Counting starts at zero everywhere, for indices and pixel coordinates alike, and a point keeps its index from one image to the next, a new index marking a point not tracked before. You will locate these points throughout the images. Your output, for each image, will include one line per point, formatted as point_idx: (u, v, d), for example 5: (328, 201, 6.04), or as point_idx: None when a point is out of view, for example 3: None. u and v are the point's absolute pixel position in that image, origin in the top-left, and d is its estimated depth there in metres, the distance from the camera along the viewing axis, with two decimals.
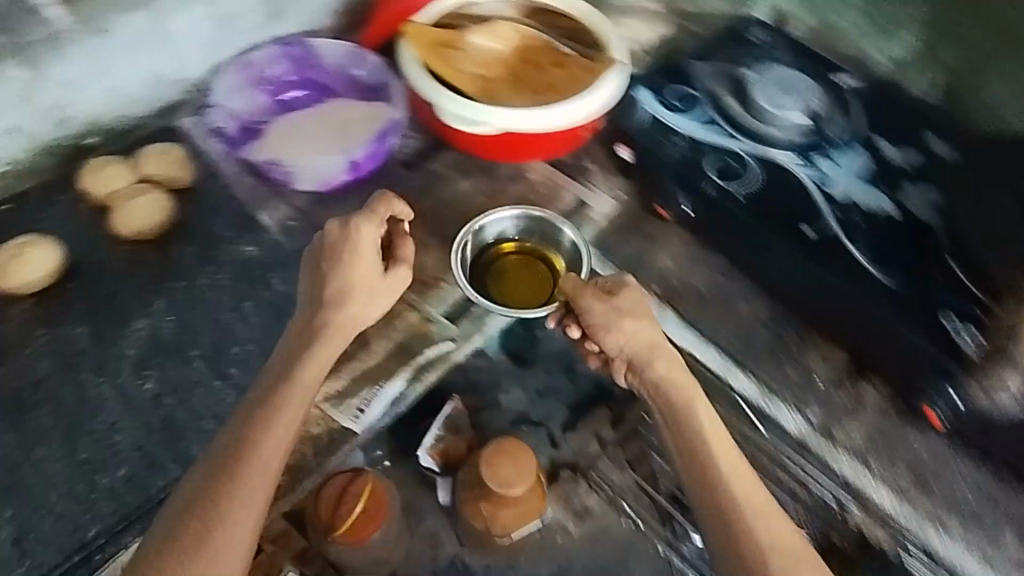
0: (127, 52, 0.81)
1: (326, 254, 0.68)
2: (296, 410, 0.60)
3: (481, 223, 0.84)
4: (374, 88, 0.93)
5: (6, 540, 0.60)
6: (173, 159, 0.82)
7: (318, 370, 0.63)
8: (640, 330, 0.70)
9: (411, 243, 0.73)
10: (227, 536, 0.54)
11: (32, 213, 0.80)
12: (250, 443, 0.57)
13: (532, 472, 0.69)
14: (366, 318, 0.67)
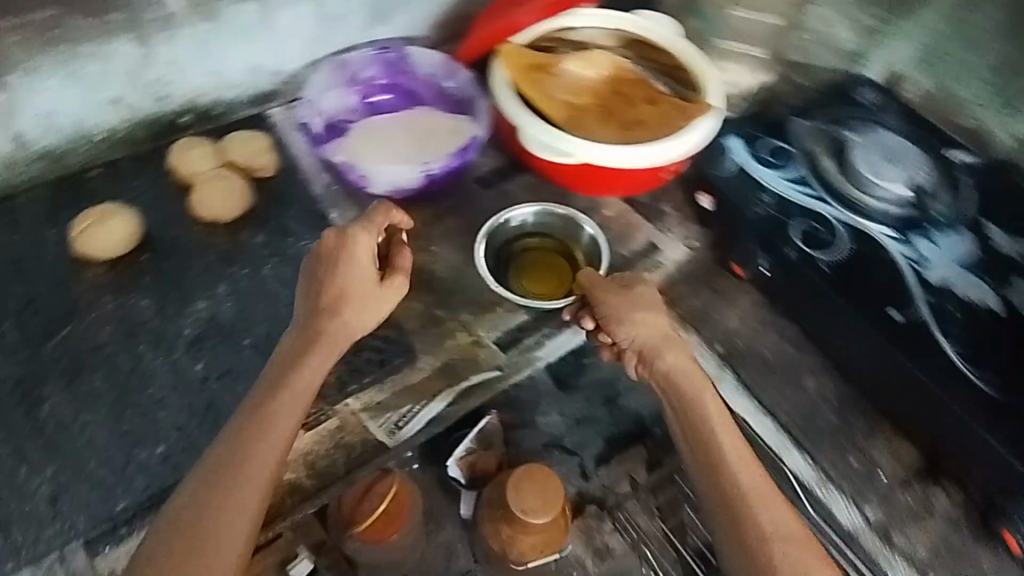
0: (231, 40, 0.83)
1: (322, 261, 0.66)
2: (292, 408, 0.59)
3: (507, 215, 0.84)
4: (461, 101, 0.94)
5: (44, 497, 0.62)
6: (259, 147, 0.84)
7: (314, 373, 0.61)
8: (651, 323, 0.71)
9: (409, 252, 0.70)
10: (217, 539, 0.53)
11: (121, 180, 0.82)
12: (247, 445, 0.56)
13: (556, 502, 0.73)
14: (360, 326, 0.65)
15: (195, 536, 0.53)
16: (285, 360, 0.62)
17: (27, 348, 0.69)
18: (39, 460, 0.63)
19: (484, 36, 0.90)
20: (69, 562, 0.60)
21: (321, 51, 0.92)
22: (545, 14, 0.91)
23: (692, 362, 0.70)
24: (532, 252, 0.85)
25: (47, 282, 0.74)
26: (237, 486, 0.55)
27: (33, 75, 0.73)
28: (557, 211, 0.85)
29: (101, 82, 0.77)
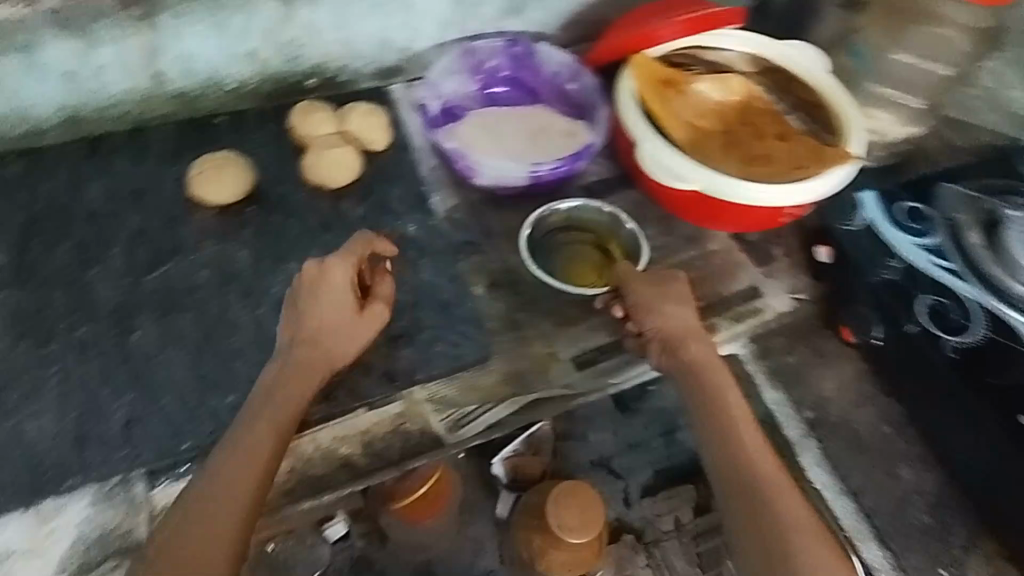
0: (367, 11, 0.84)
1: (302, 298, 0.65)
2: (273, 430, 0.59)
3: (557, 207, 0.82)
4: (581, 107, 0.92)
5: (119, 421, 0.63)
6: (376, 122, 0.84)
7: (298, 396, 0.62)
8: (680, 317, 0.71)
9: (390, 281, 0.69)
10: (200, 551, 0.53)
11: (242, 130, 0.85)
12: (226, 465, 0.57)
13: (593, 523, 0.81)
14: (343, 353, 0.65)
15: (180, 556, 0.53)
16: (271, 382, 0.62)
17: (130, 276, 0.72)
18: (121, 385, 0.65)
19: (617, 45, 0.86)
20: (130, 488, 0.61)
21: (451, 34, 0.92)
22: (688, 31, 0.85)
23: (713, 355, 0.69)
24: (574, 240, 0.83)
25: (160, 218, 0.76)
26: (221, 502, 0.55)
27: (181, 18, 0.76)
28: (603, 206, 0.83)
29: (241, 35, 0.80)
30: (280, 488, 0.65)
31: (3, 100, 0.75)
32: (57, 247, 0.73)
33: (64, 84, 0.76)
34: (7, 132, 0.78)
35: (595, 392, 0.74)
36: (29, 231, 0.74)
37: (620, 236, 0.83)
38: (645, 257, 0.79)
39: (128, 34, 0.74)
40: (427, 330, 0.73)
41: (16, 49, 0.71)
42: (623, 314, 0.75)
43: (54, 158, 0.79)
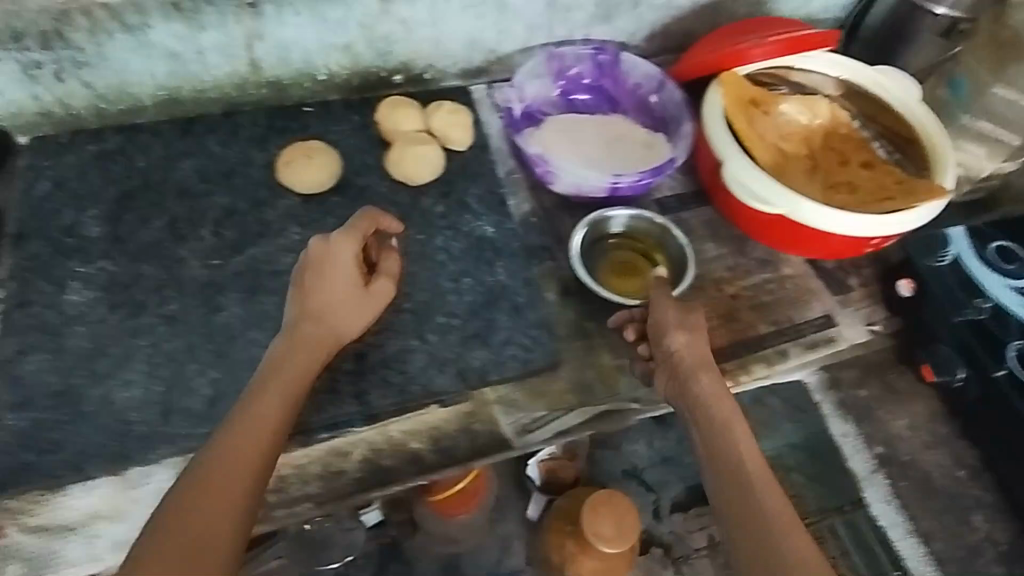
0: (460, 11, 0.85)
1: (308, 271, 0.66)
2: (281, 399, 0.59)
3: (610, 213, 0.81)
4: (662, 120, 0.92)
5: (204, 398, 0.64)
6: (460, 121, 0.84)
7: (307, 366, 0.62)
8: (694, 340, 0.68)
9: (395, 257, 0.71)
10: (207, 516, 0.51)
11: (329, 119, 0.86)
12: (228, 444, 0.55)
13: (627, 537, 0.79)
14: (350, 329, 0.66)
15: (181, 537, 0.50)
16: (275, 364, 0.61)
17: (216, 256, 0.73)
18: (206, 361, 0.66)
19: (706, 62, 0.85)
20: None
21: (538, 38, 0.92)
22: (781, 52, 0.83)
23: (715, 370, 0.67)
24: (615, 250, 0.82)
25: (247, 200, 0.78)
26: (225, 482, 0.53)
27: (283, 7, 0.77)
28: (654, 217, 0.82)
29: (338, 27, 0.81)
30: (351, 476, 0.66)
31: (108, 75, 0.76)
32: (149, 220, 0.75)
33: (167, 64, 0.78)
34: (107, 106, 0.80)
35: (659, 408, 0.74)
36: (124, 202, 0.75)
37: (668, 252, 0.81)
38: (688, 282, 0.77)
39: (233, 21, 0.76)
40: (499, 332, 0.74)
41: (127, 29, 0.73)
42: (636, 338, 0.73)
43: (150, 133, 0.81)
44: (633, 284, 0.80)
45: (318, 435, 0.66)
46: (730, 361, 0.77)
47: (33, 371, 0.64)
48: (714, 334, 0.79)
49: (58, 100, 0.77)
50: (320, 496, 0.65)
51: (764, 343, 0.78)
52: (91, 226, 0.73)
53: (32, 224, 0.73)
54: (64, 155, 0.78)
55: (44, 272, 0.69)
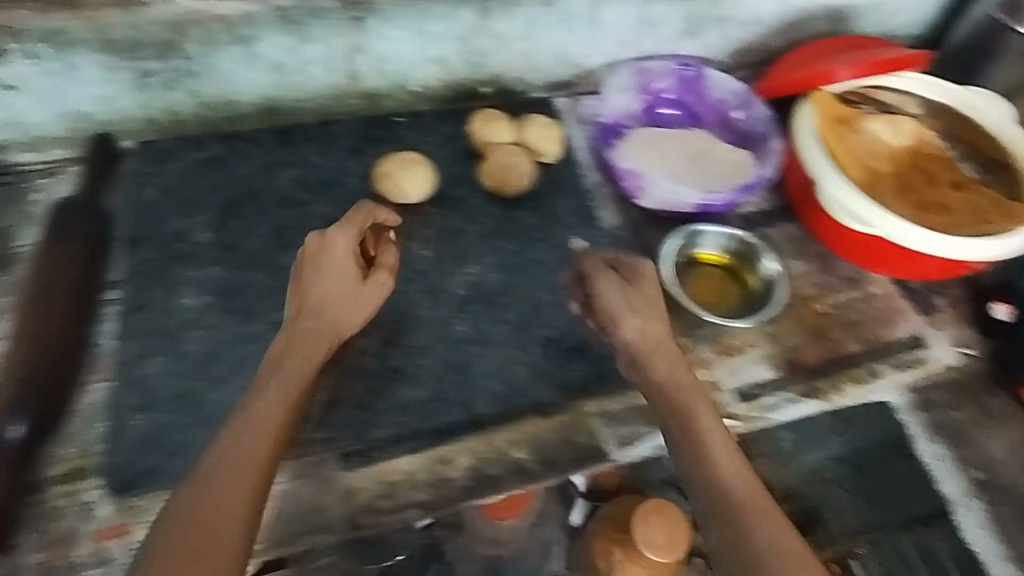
0: (553, 25, 0.86)
1: (305, 264, 0.65)
2: (281, 396, 0.59)
3: (700, 229, 0.82)
4: (746, 136, 0.93)
5: (321, 402, 0.67)
6: (552, 134, 0.86)
7: (305, 363, 0.61)
8: (649, 325, 0.69)
9: (395, 250, 0.70)
10: (213, 515, 0.52)
11: (421, 130, 0.87)
12: (235, 445, 0.55)
13: (676, 546, 0.80)
14: (348, 322, 0.64)
15: (185, 540, 0.50)
16: (275, 359, 0.61)
17: None
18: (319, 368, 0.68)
19: (791, 81, 0.86)
20: (324, 469, 0.65)
21: (624, 52, 0.94)
22: (867, 71, 0.83)
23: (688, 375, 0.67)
24: (706, 260, 0.83)
25: (348, 210, 0.79)
26: (231, 481, 0.53)
27: (386, 21, 0.78)
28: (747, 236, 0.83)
29: (436, 40, 0.82)
30: (458, 484, 0.67)
31: (216, 85, 0.77)
32: (255, 227, 0.76)
33: (271, 75, 0.79)
34: (211, 114, 0.81)
35: (755, 422, 0.75)
36: (230, 210, 0.77)
37: (761, 271, 0.82)
38: (777, 305, 0.79)
39: (340, 34, 0.77)
40: (597, 346, 0.75)
41: (238, 39, 0.74)
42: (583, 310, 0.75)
43: (249, 141, 0.82)
44: (721, 296, 0.81)
45: (424, 442, 0.68)
46: (823, 378, 0.78)
47: (153, 374, 0.66)
48: (806, 351, 0.80)
49: (165, 107, 0.78)
50: (429, 503, 0.66)
51: (855, 362, 0.79)
52: (200, 233, 0.75)
53: (143, 230, 0.74)
54: (169, 161, 0.79)
55: (159, 278, 0.71)
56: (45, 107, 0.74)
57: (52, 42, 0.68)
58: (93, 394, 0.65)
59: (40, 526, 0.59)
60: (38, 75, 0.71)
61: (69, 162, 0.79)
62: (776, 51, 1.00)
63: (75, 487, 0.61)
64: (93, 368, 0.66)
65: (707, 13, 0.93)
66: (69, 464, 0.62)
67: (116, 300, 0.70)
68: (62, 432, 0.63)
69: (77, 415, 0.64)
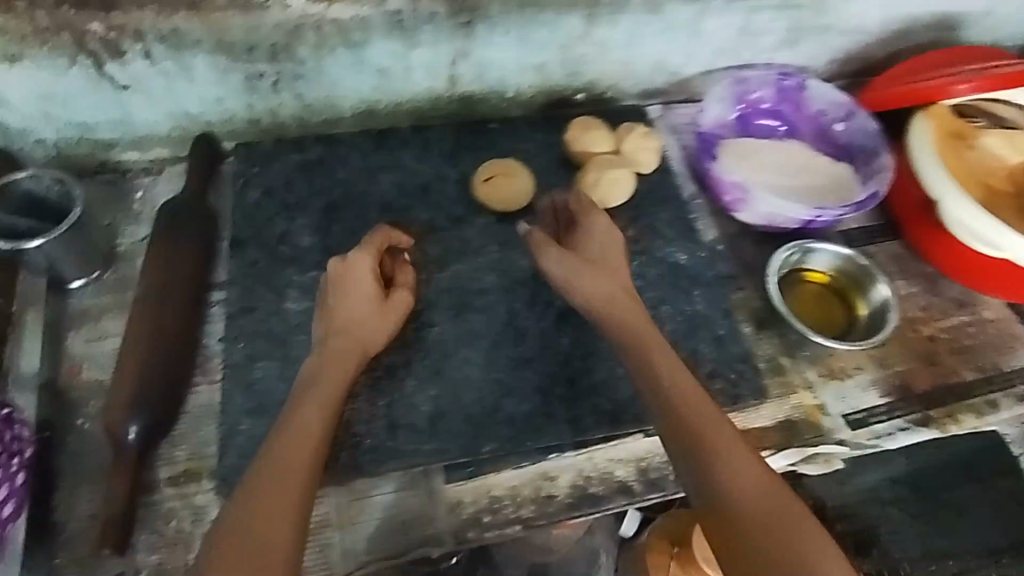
0: (655, 34, 0.85)
1: (326, 289, 0.65)
2: (320, 409, 0.58)
3: (812, 246, 0.81)
4: (848, 149, 0.90)
5: (427, 413, 0.66)
6: (650, 145, 0.84)
7: (337, 383, 0.60)
8: (602, 267, 0.68)
9: (412, 270, 0.70)
10: (259, 525, 0.51)
11: (514, 137, 0.86)
12: (268, 463, 0.55)
13: None
14: (374, 342, 0.64)
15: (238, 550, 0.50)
16: (303, 386, 0.60)
17: (423, 272, 0.74)
18: (424, 378, 0.68)
19: (905, 93, 0.82)
20: (429, 480, 0.65)
21: (722, 62, 0.92)
22: (988, 86, 0.79)
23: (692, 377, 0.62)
24: (813, 279, 0.81)
25: (446, 217, 0.78)
26: (271, 494, 0.53)
27: (494, 28, 0.78)
28: (860, 260, 0.80)
29: (538, 47, 0.81)
30: (562, 501, 0.66)
31: (321, 88, 0.78)
32: (357, 232, 0.76)
33: (375, 80, 0.79)
34: (311, 117, 0.81)
35: (867, 448, 0.73)
36: (331, 214, 0.77)
37: (868, 299, 0.79)
38: (890, 328, 0.76)
39: (447, 40, 0.77)
40: (702, 365, 0.73)
41: (349, 44, 0.74)
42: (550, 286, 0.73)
43: (347, 145, 0.82)
44: (826, 318, 0.79)
45: (531, 457, 0.66)
46: (937, 408, 0.76)
47: (262, 378, 0.65)
48: (917, 377, 0.77)
49: (269, 109, 0.78)
50: (532, 519, 0.65)
51: (970, 392, 0.77)
52: (303, 236, 0.75)
53: (249, 231, 0.74)
54: (270, 163, 0.79)
55: (265, 280, 0.71)
56: (155, 106, 0.74)
57: (169, 42, 0.69)
58: (199, 395, 0.66)
59: (155, 526, 0.59)
60: (152, 75, 0.71)
61: (174, 160, 0.80)
62: (878, 62, 0.97)
63: (187, 489, 0.61)
64: (200, 370, 0.67)
65: (812, 24, 0.89)
66: (180, 465, 0.62)
67: (221, 301, 0.71)
68: (173, 433, 0.64)
69: (186, 416, 0.64)
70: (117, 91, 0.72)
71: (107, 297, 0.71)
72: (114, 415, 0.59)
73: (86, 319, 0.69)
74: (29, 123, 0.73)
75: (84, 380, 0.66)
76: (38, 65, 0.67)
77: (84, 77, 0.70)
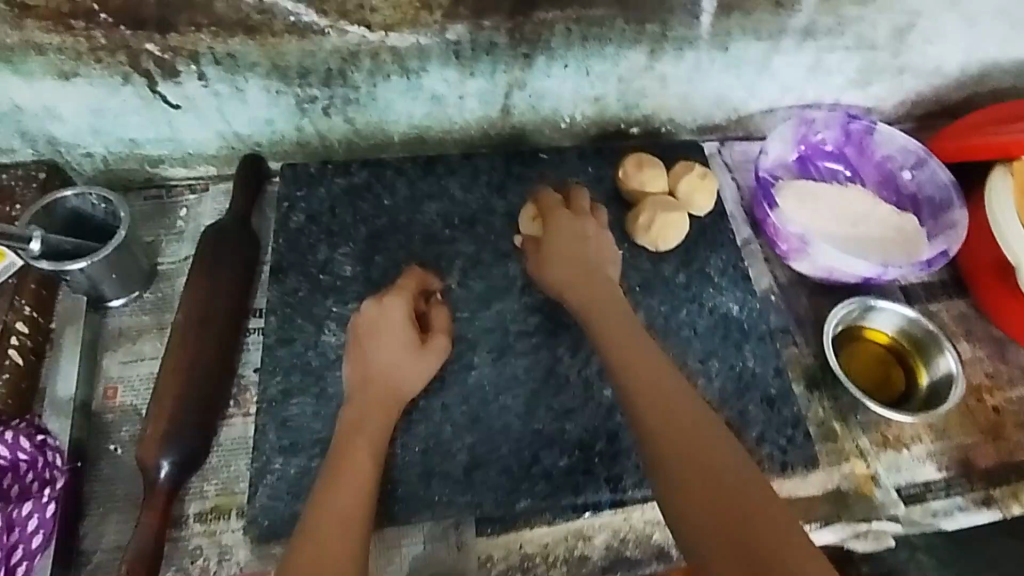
0: (720, 70, 0.81)
1: (357, 333, 0.64)
2: (371, 452, 0.59)
3: (874, 304, 0.76)
4: (916, 200, 0.85)
5: (461, 463, 0.64)
6: (706, 187, 0.80)
7: (379, 429, 0.61)
8: (568, 257, 0.69)
9: (445, 313, 0.68)
10: (324, 560, 0.51)
11: (565, 169, 0.83)
12: (328, 497, 0.55)
13: None
14: (410, 390, 0.64)
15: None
16: (346, 431, 0.60)
17: (464, 310, 0.72)
18: (461, 425, 0.65)
19: (983, 145, 0.78)
20: (461, 533, 0.63)
21: (787, 100, 0.87)
22: None
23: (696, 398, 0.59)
24: (874, 338, 0.77)
25: (491, 251, 0.76)
26: (332, 533, 0.53)
27: (553, 59, 0.75)
28: (926, 322, 0.75)
29: (597, 79, 0.78)
30: (596, 563, 0.63)
31: (372, 113, 0.76)
32: (400, 263, 0.74)
33: (427, 107, 0.77)
34: (359, 140, 0.79)
35: (921, 527, 0.69)
36: (374, 243, 0.75)
37: (933, 366, 0.75)
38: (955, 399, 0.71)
39: (504, 70, 0.75)
40: (751, 427, 0.69)
41: (404, 72, 0.72)
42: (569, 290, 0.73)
43: (394, 170, 0.80)
44: (884, 381, 0.75)
45: (567, 513, 0.64)
46: (999, 486, 0.70)
47: (296, 415, 0.64)
48: (979, 452, 0.72)
49: (318, 132, 0.77)
50: None
51: None
52: (345, 265, 0.73)
53: (291, 257, 0.73)
54: (316, 186, 0.77)
55: (305, 310, 0.69)
56: (205, 126, 0.74)
57: (223, 64, 0.68)
58: (233, 427, 0.65)
59: (180, 564, 0.59)
60: (204, 96, 0.70)
61: (218, 179, 0.79)
62: (955, 106, 0.91)
63: (215, 526, 0.60)
64: (235, 401, 0.66)
65: (887, 65, 0.84)
66: (209, 501, 0.61)
67: (258, 330, 0.70)
68: (203, 467, 0.62)
69: (217, 449, 0.63)
70: (168, 110, 0.71)
71: (145, 318, 0.70)
72: (149, 448, 0.58)
73: (124, 340, 0.69)
74: (80, 138, 0.72)
75: (119, 404, 0.66)
76: (90, 82, 0.67)
77: (136, 96, 0.69)
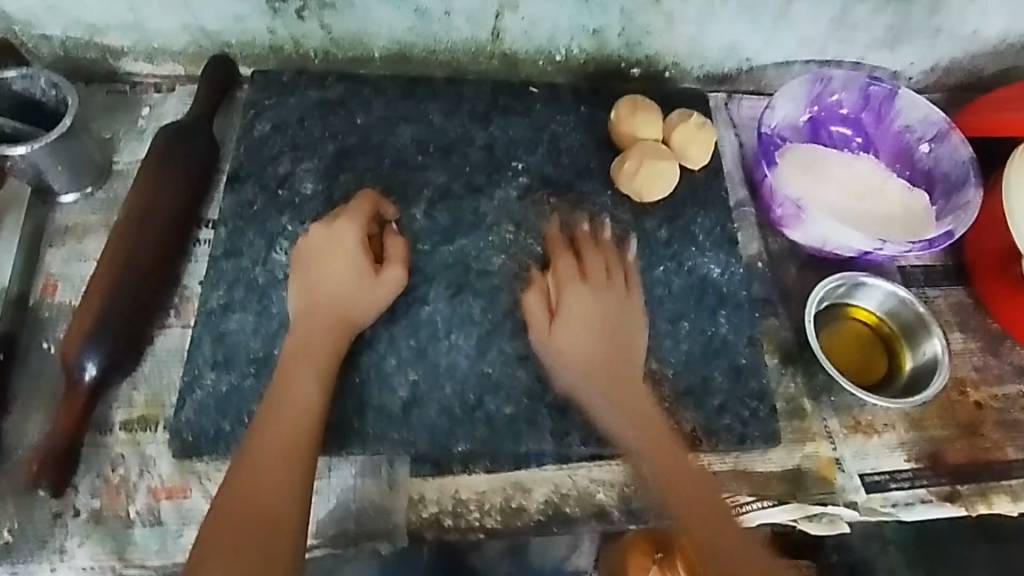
0: (734, 12, 0.74)
1: (306, 256, 0.61)
2: (316, 376, 0.56)
3: (863, 281, 0.71)
4: (930, 176, 0.78)
5: (401, 399, 0.61)
6: (703, 138, 0.73)
7: (326, 355, 0.58)
8: (600, 334, 0.60)
9: (403, 241, 0.64)
10: (259, 483, 0.51)
11: (555, 105, 0.77)
12: (267, 421, 0.54)
13: None
14: (358, 319, 0.60)
15: (237, 500, 0.50)
16: (288, 356, 0.57)
17: (426, 242, 0.68)
18: (406, 360, 0.63)
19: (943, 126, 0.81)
20: (394, 470, 0.61)
21: (805, 54, 0.80)
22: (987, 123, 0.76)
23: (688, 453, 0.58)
24: (859, 317, 0.72)
25: (463, 183, 0.71)
26: (271, 459, 0.52)
27: None
28: (916, 305, 0.70)
29: (597, 8, 0.72)
30: (532, 517, 0.61)
31: (350, 20, 0.71)
32: (364, 186, 0.70)
33: (411, 21, 0.72)
34: (337, 52, 0.74)
35: (880, 516, 0.65)
36: (340, 161, 0.70)
37: (917, 352, 0.70)
38: (934, 390, 0.66)
39: None
40: (715, 396, 0.66)
41: None
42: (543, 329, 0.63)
43: (372, 87, 0.75)
44: (865, 363, 0.71)
45: (507, 463, 0.62)
46: (968, 483, 0.67)
47: (235, 331, 0.61)
48: (953, 447, 0.68)
49: (293, 37, 0.72)
50: (497, 531, 0.60)
51: (1010, 472, 0.68)
52: (306, 182, 0.69)
53: (250, 166, 0.69)
54: (287, 96, 0.73)
55: (257, 224, 0.66)
56: (170, 18, 0.69)
57: None
58: (170, 336, 0.63)
59: (100, 470, 0.57)
60: None
61: (186, 79, 0.75)
62: (985, 77, 0.84)
63: (139, 435, 0.59)
64: (175, 311, 0.64)
65: (919, 24, 0.77)
66: (136, 410, 0.60)
67: (208, 241, 0.67)
68: (135, 374, 0.61)
69: (150, 357, 0.62)
70: None
71: (94, 217, 0.67)
72: (74, 347, 0.56)
73: (69, 237, 0.66)
74: (37, 17, 0.68)
75: (56, 301, 0.63)
76: None
77: None
